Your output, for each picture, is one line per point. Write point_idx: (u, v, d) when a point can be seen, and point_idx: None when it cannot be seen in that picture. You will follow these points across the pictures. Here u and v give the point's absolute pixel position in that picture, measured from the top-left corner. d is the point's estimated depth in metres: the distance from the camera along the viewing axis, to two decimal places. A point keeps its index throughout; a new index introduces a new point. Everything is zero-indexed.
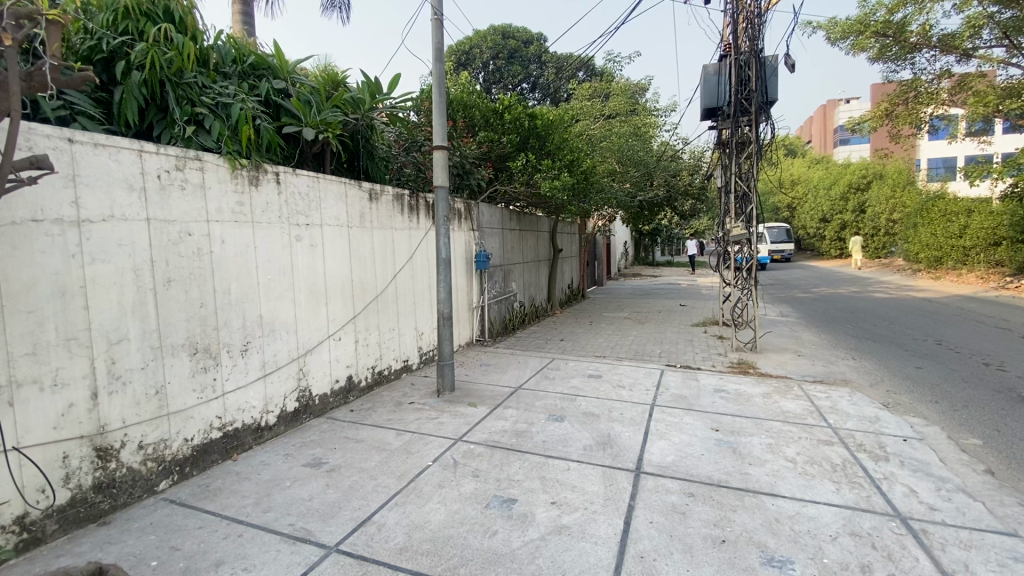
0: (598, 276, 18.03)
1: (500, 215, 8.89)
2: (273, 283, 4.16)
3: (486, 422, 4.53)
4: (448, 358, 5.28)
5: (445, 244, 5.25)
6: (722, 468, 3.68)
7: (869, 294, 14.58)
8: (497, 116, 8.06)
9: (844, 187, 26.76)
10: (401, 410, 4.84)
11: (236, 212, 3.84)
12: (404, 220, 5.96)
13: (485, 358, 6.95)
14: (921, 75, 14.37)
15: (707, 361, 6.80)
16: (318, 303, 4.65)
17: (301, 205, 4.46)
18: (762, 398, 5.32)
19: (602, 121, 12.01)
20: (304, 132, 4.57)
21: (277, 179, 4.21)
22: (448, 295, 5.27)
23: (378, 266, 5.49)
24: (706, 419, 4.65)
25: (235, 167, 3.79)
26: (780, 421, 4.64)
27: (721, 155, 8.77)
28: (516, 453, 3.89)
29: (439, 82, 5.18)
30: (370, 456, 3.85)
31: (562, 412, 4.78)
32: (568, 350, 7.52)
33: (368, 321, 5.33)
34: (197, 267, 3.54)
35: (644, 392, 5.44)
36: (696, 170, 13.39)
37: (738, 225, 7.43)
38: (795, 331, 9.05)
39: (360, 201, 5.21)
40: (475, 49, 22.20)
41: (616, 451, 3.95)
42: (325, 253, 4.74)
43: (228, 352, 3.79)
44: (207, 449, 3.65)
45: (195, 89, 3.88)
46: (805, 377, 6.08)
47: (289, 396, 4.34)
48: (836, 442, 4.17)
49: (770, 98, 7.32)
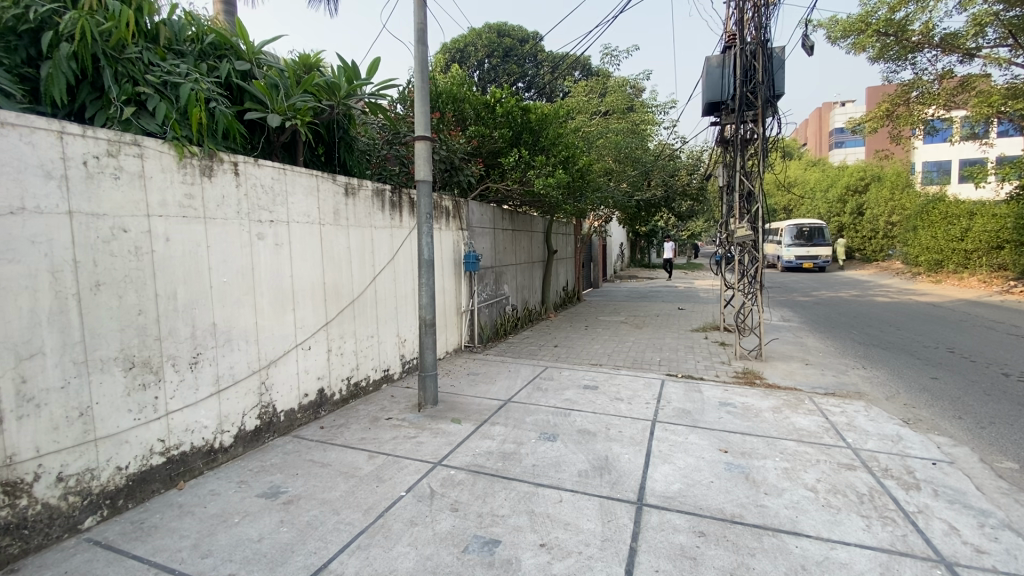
0: (593, 278, 17.58)
1: (491, 214, 8.44)
2: (229, 287, 3.69)
3: (470, 442, 4.08)
4: (430, 369, 4.82)
5: (428, 244, 4.79)
6: (735, 500, 3.24)
7: (871, 297, 14.16)
8: (489, 109, 7.70)
9: (842, 189, 26.55)
10: (376, 428, 4.38)
11: (184, 206, 3.37)
12: (384, 217, 5.50)
13: (472, 366, 6.46)
14: (922, 75, 14.07)
15: (709, 370, 6.36)
16: (285, 309, 4.20)
17: (264, 199, 4.00)
18: (772, 412, 4.88)
19: (597, 119, 11.64)
20: (269, 119, 4.12)
21: (235, 169, 3.74)
22: (430, 300, 4.82)
23: (354, 268, 5.03)
24: (713, 438, 4.21)
25: (182, 155, 3.33)
26: (794, 440, 4.21)
27: (724, 153, 8.34)
28: (503, 481, 3.44)
29: (422, 67, 4.73)
30: (336, 485, 3.39)
31: (555, 430, 4.33)
32: (561, 358, 7.05)
33: (342, 328, 4.87)
34: (134, 269, 3.06)
35: (644, 406, 5.00)
36: (694, 169, 12.93)
37: (743, 226, 6.98)
38: (800, 337, 8.61)
39: (334, 196, 4.74)
40: (468, 47, 21.73)
41: (615, 478, 3.50)
42: (292, 253, 4.28)
43: (173, 366, 3.32)
44: (147, 477, 3.18)
45: (138, 66, 3.42)
46: (816, 389, 5.65)
47: (248, 413, 3.88)
48: (859, 467, 3.75)
49: (777, 92, 6.85)
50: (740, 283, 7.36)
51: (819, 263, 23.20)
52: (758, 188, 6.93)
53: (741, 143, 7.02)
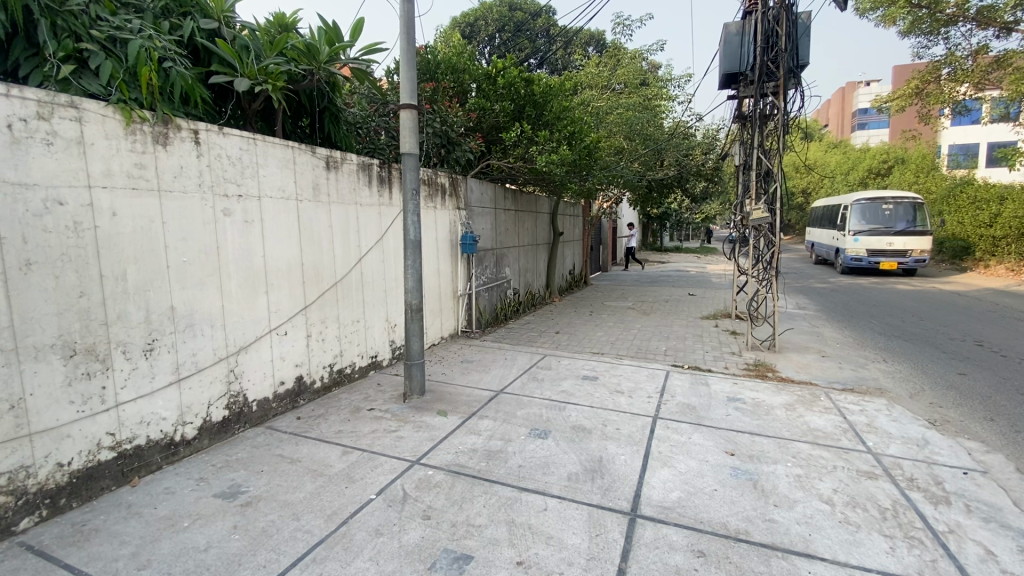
0: (602, 261, 17.21)
1: (491, 193, 8.02)
2: (191, 267, 3.39)
3: (453, 438, 3.76)
4: (417, 358, 4.51)
5: (413, 224, 4.44)
6: (741, 513, 2.90)
7: (891, 285, 13.55)
8: (490, 81, 7.27)
9: (864, 173, 25.63)
10: (356, 420, 4.08)
11: (134, 177, 3.04)
12: (371, 193, 5.14)
13: (466, 354, 6.12)
14: (955, 51, 13.08)
15: (718, 361, 5.96)
16: (257, 292, 3.90)
17: (231, 171, 3.66)
18: (784, 410, 4.51)
19: (609, 93, 11.11)
20: (236, 83, 3.74)
21: (195, 138, 3.39)
22: (416, 284, 4.48)
23: (337, 247, 4.70)
24: (718, 438, 3.86)
25: (129, 119, 2.99)
26: (808, 442, 3.84)
27: (740, 130, 7.86)
28: (484, 484, 3.13)
29: (409, 28, 4.32)
30: (301, 485, 3.11)
31: (547, 426, 4.01)
32: (561, 346, 6.68)
33: (324, 312, 4.56)
34: (73, 246, 2.76)
35: (646, 400, 4.65)
36: (710, 148, 12.32)
37: (759, 208, 6.51)
38: (816, 328, 8.14)
39: (313, 169, 4.39)
40: (479, 21, 21.03)
41: (608, 483, 3.18)
42: (265, 232, 3.95)
43: (124, 353, 3.03)
44: (95, 473, 2.93)
45: (80, 21, 3.05)
46: (833, 385, 5.25)
47: (215, 402, 3.61)
48: (881, 475, 3.38)
49: (801, 62, 6.30)
50: (754, 268, 6.92)
51: (906, 264, 14.40)
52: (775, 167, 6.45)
53: (759, 119, 6.50)
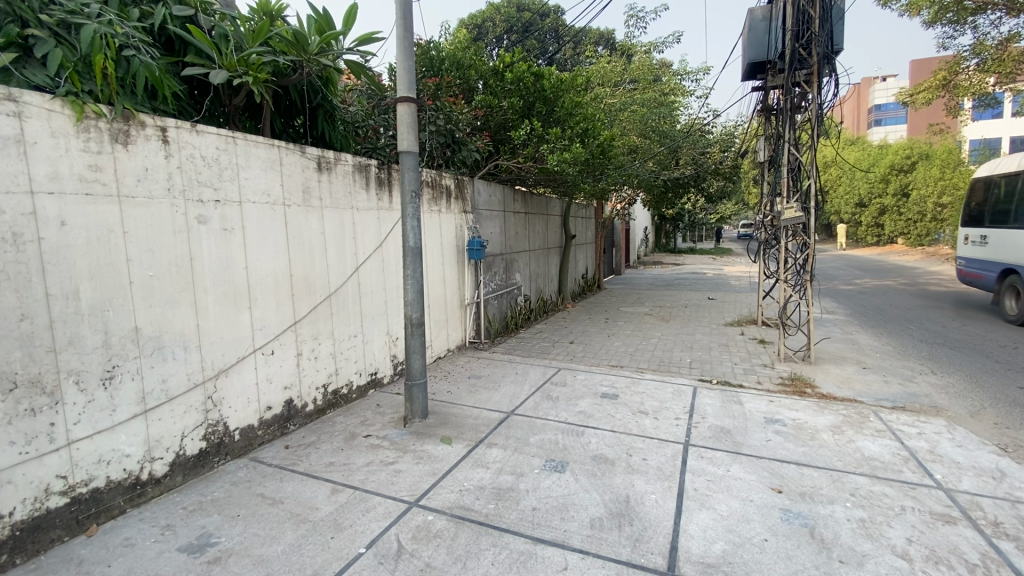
0: (616, 264, 16.72)
1: (500, 195, 7.58)
2: (159, 282, 2.98)
3: (459, 473, 3.32)
4: (418, 378, 4.08)
5: (414, 229, 4.00)
6: (800, 573, 2.40)
7: (921, 285, 12.89)
8: (497, 76, 6.92)
9: (885, 169, 24.81)
10: (350, 449, 3.65)
11: (87, 181, 2.65)
12: (368, 197, 4.74)
13: (474, 368, 5.67)
14: (985, 39, 12.07)
15: (749, 376, 5.44)
16: (239, 307, 3.50)
17: (207, 173, 3.26)
18: (832, 434, 4.00)
19: (622, 90, 10.67)
20: (212, 76, 3.34)
21: (163, 136, 3.00)
22: (417, 296, 4.05)
23: (330, 256, 4.29)
24: (762, 471, 3.36)
25: (80, 114, 2.60)
26: (867, 476, 3.34)
27: (765, 123, 7.40)
28: (492, 534, 2.68)
29: (405, 11, 3.88)
30: (282, 534, 2.68)
31: (564, 456, 3.54)
32: (576, 358, 6.20)
33: (316, 327, 4.14)
34: (11, 261, 2.37)
35: (674, 423, 4.17)
36: (728, 145, 11.75)
37: (791, 207, 6.01)
38: (849, 335, 7.57)
39: (302, 171, 3.99)
40: (487, 23, 20.58)
41: (638, 532, 2.71)
42: (247, 240, 3.55)
43: (77, 384, 2.63)
44: (43, 523, 2.52)
45: (27, 4, 2.67)
46: (881, 402, 4.72)
47: (190, 434, 3.20)
48: (960, 519, 2.87)
49: (837, 48, 5.76)
50: (785, 272, 6.39)
51: None
52: (805, 161, 5.96)
53: (790, 111, 6.02)
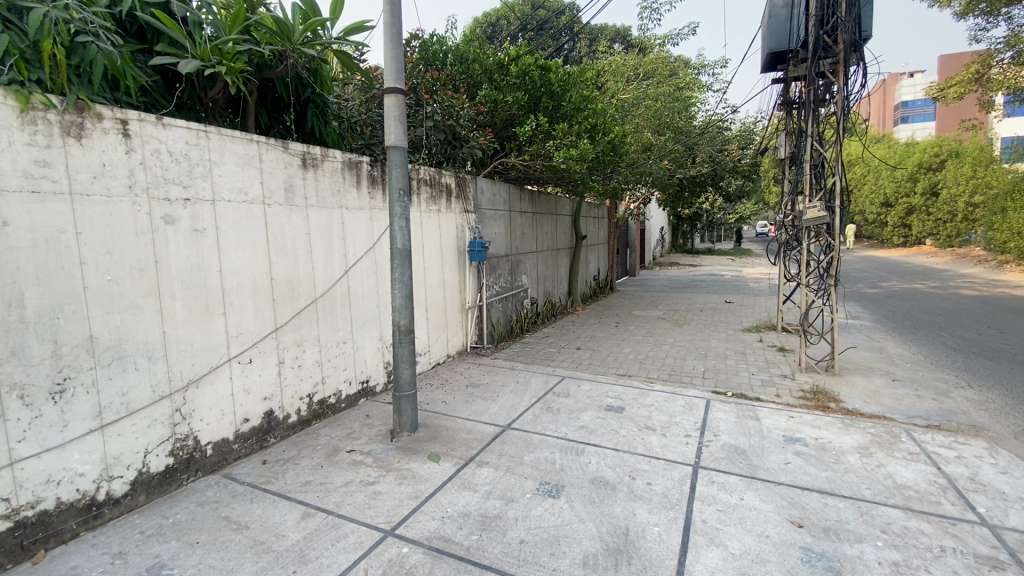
0: (630, 266, 16.35)
1: (506, 193, 7.28)
2: (119, 287, 2.77)
3: (444, 496, 3.04)
4: (407, 389, 3.82)
5: (402, 230, 3.73)
6: None
7: (953, 289, 12.24)
8: (502, 70, 6.62)
9: (913, 168, 23.88)
10: (330, 467, 3.40)
11: (34, 177, 2.43)
12: (359, 195, 4.49)
13: (473, 376, 5.40)
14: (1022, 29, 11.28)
15: (768, 388, 5.04)
16: (212, 313, 3.27)
17: (174, 170, 3.03)
18: (859, 456, 3.63)
19: (636, 85, 10.31)
20: (181, 66, 3.14)
21: (123, 129, 2.78)
22: (406, 302, 3.77)
23: (316, 258, 4.05)
24: (780, 501, 3.02)
25: (25, 105, 2.38)
26: (899, 508, 2.97)
27: (786, 118, 6.98)
28: (471, 571, 2.39)
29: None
30: (240, 565, 2.43)
31: (560, 479, 3.24)
32: (582, 366, 5.87)
33: (299, 334, 3.90)
34: None
35: (683, 441, 3.84)
36: (748, 141, 11.26)
37: (815, 206, 5.58)
38: (876, 343, 7.11)
39: (284, 167, 3.75)
40: (501, 21, 20.27)
41: (636, 572, 2.39)
42: (221, 241, 3.32)
43: (20, 399, 2.40)
44: None
45: None
46: (913, 420, 4.31)
47: (155, 449, 2.98)
48: (1010, 564, 2.49)
49: (866, 34, 5.32)
50: (807, 276, 5.98)
51: None
52: (829, 158, 5.56)
53: (814, 104, 5.61)
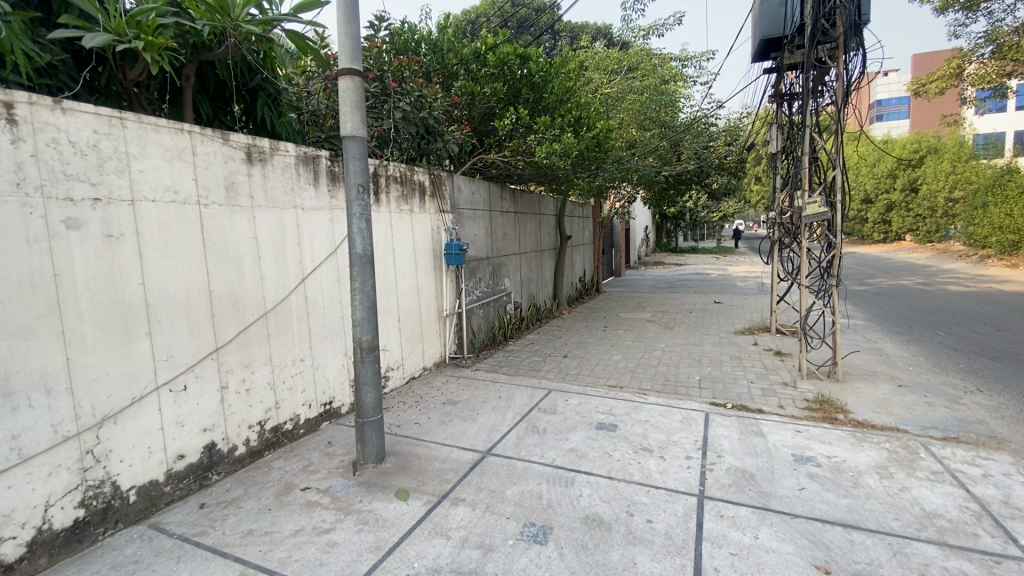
0: (615, 266, 15.99)
1: (485, 192, 6.83)
2: (6, 308, 2.25)
3: (411, 547, 2.56)
4: (371, 415, 3.34)
5: (361, 232, 3.25)
6: None
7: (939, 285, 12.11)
8: (478, 59, 6.17)
9: (892, 164, 24.00)
10: (279, 510, 2.91)
11: None
12: (317, 194, 4.01)
13: (450, 391, 4.94)
14: (1001, 24, 11.02)
15: (769, 399, 4.66)
16: (134, 334, 2.76)
17: (79, 164, 2.53)
18: (878, 478, 3.26)
19: (618, 78, 9.94)
20: (86, 40, 2.62)
21: (8, 114, 2.26)
22: (368, 314, 3.29)
23: (265, 265, 3.55)
24: (800, 539, 2.62)
25: None
26: (935, 544, 2.59)
27: (778, 111, 6.63)
28: None
29: None
30: None
31: (548, 518, 2.80)
32: (569, 376, 5.44)
33: (246, 353, 3.40)
34: None
35: (683, 464, 3.43)
36: (734, 138, 10.96)
37: (814, 201, 5.21)
38: (874, 344, 6.79)
39: (224, 162, 3.25)
40: (479, 19, 19.71)
41: None
42: (143, 247, 2.80)
43: None
44: None
45: None
46: (928, 432, 3.97)
47: (59, 501, 2.47)
48: None
49: (865, 19, 4.98)
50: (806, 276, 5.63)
51: None
52: (826, 151, 5.23)
53: (810, 93, 5.26)
